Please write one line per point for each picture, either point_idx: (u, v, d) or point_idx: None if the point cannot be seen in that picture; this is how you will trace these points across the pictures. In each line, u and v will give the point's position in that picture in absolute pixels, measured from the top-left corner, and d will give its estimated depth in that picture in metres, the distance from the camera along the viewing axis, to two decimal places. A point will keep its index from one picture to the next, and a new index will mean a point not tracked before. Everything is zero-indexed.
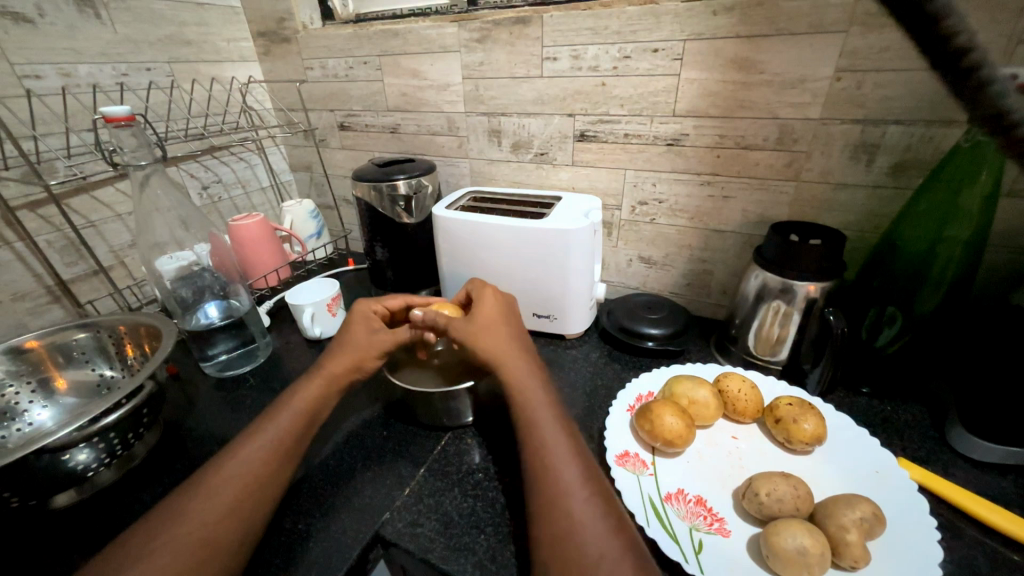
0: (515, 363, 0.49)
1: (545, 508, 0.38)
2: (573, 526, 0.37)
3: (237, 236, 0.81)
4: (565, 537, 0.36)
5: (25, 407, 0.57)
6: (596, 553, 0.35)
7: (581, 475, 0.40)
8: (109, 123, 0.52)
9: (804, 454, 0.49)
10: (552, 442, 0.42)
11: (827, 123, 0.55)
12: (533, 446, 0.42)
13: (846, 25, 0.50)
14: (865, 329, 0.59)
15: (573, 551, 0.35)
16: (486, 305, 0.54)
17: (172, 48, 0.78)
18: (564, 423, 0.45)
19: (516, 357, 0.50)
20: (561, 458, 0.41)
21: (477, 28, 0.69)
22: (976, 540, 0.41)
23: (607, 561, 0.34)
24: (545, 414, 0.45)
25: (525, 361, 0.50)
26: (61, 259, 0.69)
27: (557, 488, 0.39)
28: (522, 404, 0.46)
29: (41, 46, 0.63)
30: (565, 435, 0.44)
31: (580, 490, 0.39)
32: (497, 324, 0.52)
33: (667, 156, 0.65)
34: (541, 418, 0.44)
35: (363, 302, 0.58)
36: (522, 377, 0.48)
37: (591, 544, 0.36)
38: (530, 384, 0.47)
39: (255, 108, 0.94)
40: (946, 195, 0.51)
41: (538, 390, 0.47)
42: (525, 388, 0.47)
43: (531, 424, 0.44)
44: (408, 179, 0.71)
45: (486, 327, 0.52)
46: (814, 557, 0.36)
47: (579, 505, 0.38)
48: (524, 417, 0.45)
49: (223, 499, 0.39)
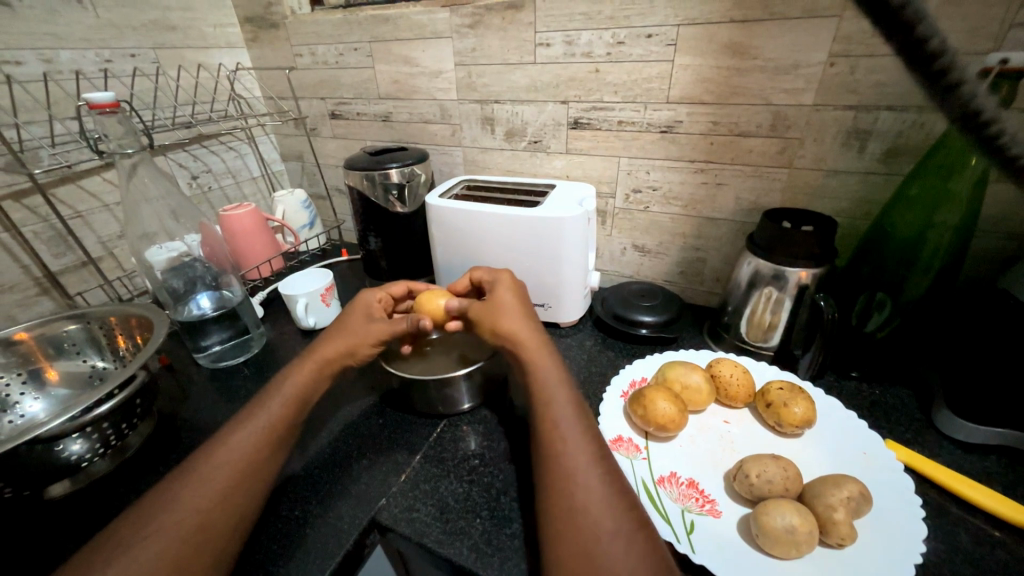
0: (530, 343, 0.49)
1: (557, 484, 0.39)
2: (585, 501, 0.37)
3: (228, 226, 0.80)
4: (576, 512, 0.36)
5: (16, 399, 0.57)
6: (605, 527, 0.35)
7: (593, 454, 0.40)
8: (94, 110, 0.51)
9: (794, 437, 0.50)
10: (566, 420, 0.43)
11: (820, 110, 0.55)
12: (546, 423, 0.43)
13: (839, 10, 0.50)
14: (856, 315, 0.60)
15: (584, 525, 0.36)
16: (499, 289, 0.55)
17: (157, 33, 0.77)
18: (577, 403, 0.45)
19: (532, 339, 0.50)
20: (575, 436, 0.41)
21: (469, 13, 0.68)
22: (960, 518, 0.42)
23: (616, 537, 0.35)
24: (561, 393, 0.45)
25: (542, 343, 0.50)
26: (48, 249, 0.68)
27: (569, 465, 0.39)
28: (536, 383, 0.46)
29: (21, 31, 0.62)
30: (580, 414, 0.44)
31: (592, 467, 0.39)
32: (512, 306, 0.52)
33: (661, 143, 0.65)
34: (558, 398, 0.44)
35: (365, 292, 0.59)
36: (539, 356, 0.48)
37: (602, 519, 0.36)
38: (545, 363, 0.47)
39: (244, 96, 0.93)
40: (936, 179, 0.52)
41: (553, 370, 0.47)
42: (540, 368, 0.47)
43: (547, 401, 0.44)
44: (401, 167, 0.70)
45: (499, 311, 0.52)
46: (802, 535, 0.37)
47: (590, 482, 0.38)
48: (540, 395, 0.45)
49: (217, 484, 0.39)
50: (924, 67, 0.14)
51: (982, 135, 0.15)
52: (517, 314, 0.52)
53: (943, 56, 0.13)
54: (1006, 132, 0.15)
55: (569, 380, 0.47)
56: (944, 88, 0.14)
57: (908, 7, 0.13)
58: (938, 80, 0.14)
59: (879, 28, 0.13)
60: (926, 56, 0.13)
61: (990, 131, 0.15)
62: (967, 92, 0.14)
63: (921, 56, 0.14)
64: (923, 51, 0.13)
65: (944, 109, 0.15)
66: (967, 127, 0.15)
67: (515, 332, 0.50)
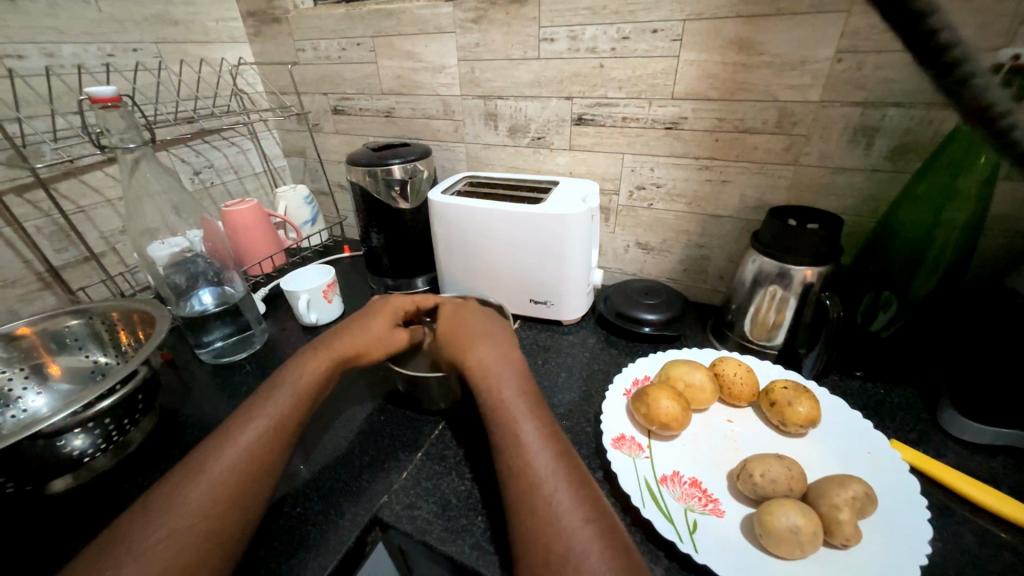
0: (496, 367, 0.49)
1: (523, 501, 0.38)
2: (556, 515, 0.36)
3: (230, 222, 0.80)
4: (546, 527, 0.36)
5: (18, 393, 0.57)
6: (579, 541, 0.35)
7: (560, 467, 0.40)
8: (95, 104, 0.51)
9: (798, 437, 0.49)
10: (531, 434, 0.42)
11: (828, 106, 0.54)
12: (508, 439, 0.42)
13: (848, 4, 0.49)
14: (861, 314, 0.60)
15: (556, 541, 0.35)
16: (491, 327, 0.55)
17: (159, 27, 0.76)
18: (543, 417, 0.45)
19: (501, 364, 0.49)
20: (537, 449, 0.41)
21: (473, 7, 0.67)
22: (966, 518, 0.42)
23: (587, 551, 0.34)
24: (521, 408, 0.45)
25: (512, 360, 0.50)
26: (50, 245, 0.68)
27: (534, 481, 0.39)
28: (496, 400, 0.46)
29: (22, 25, 0.61)
30: (544, 427, 0.43)
31: (560, 481, 0.39)
32: (495, 341, 0.52)
33: (665, 140, 0.65)
34: (519, 414, 0.44)
35: (398, 296, 0.61)
36: (496, 373, 0.48)
37: (568, 535, 0.35)
38: (502, 378, 0.48)
39: (247, 91, 0.92)
40: (944, 177, 0.51)
41: (509, 386, 0.47)
42: (498, 385, 0.47)
43: (508, 417, 0.44)
44: (403, 163, 0.69)
45: (487, 335, 0.53)
46: (805, 535, 0.36)
47: (562, 494, 0.38)
48: (502, 410, 0.44)
49: (225, 487, 0.39)
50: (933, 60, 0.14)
51: (994, 129, 0.15)
52: (509, 343, 0.53)
53: (954, 47, 0.13)
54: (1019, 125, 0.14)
55: (532, 395, 0.47)
56: (955, 83, 0.14)
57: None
58: (949, 74, 0.14)
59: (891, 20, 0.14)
60: (935, 47, 0.14)
61: (1004, 126, 0.14)
62: (977, 86, 0.14)
63: (931, 49, 0.14)
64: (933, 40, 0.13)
65: (955, 106, 0.15)
66: (980, 124, 0.15)
67: (484, 359, 0.49)
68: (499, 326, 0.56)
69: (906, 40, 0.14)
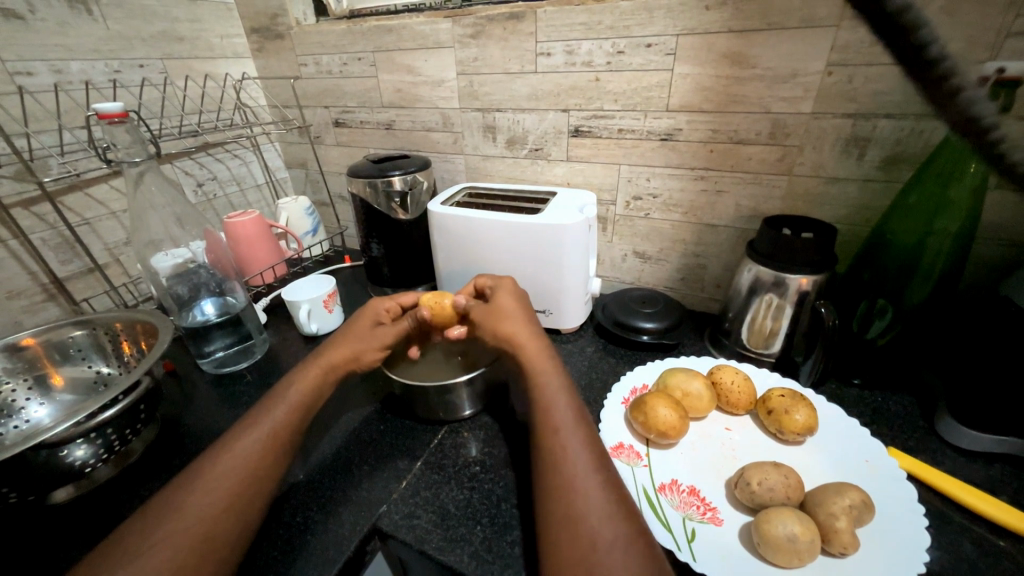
0: (529, 350, 0.49)
1: (558, 491, 0.38)
2: (574, 513, 0.37)
3: (233, 233, 0.81)
4: (579, 518, 0.36)
5: (21, 404, 0.57)
6: (611, 534, 0.35)
7: (593, 460, 0.40)
8: (103, 119, 0.52)
9: (796, 445, 0.50)
10: (558, 430, 0.43)
11: (819, 118, 0.55)
12: (546, 432, 0.43)
13: (836, 20, 0.50)
14: (857, 321, 0.60)
15: (584, 534, 0.35)
16: (497, 295, 0.56)
17: (165, 44, 0.78)
18: (580, 410, 0.45)
19: (530, 346, 0.50)
20: (575, 441, 0.41)
21: (471, 23, 0.69)
22: (964, 526, 0.42)
23: (614, 546, 0.34)
24: (561, 399, 0.45)
25: (538, 345, 0.50)
26: (55, 257, 0.69)
27: (568, 472, 0.39)
28: (539, 388, 0.46)
29: (33, 43, 0.63)
30: (582, 419, 0.44)
31: (594, 474, 0.39)
32: (514, 312, 0.53)
33: (661, 151, 0.66)
34: (557, 405, 0.45)
35: (376, 300, 0.59)
36: (537, 361, 0.48)
37: (600, 528, 0.35)
38: (543, 368, 0.48)
39: (250, 105, 0.94)
40: (936, 187, 0.52)
41: (537, 381, 0.47)
42: (540, 373, 0.47)
43: (547, 409, 0.44)
44: (403, 175, 0.70)
45: (495, 313, 0.53)
46: (803, 544, 0.37)
47: (587, 488, 0.38)
48: (541, 401, 0.45)
49: (223, 490, 0.39)
50: (923, 74, 0.13)
51: (981, 142, 0.14)
52: (518, 317, 0.53)
53: (944, 62, 0.13)
54: (1008, 139, 0.13)
55: (571, 387, 0.47)
56: (944, 96, 0.13)
57: (908, 13, 0.12)
58: (938, 88, 0.13)
59: (877, 34, 0.13)
60: (926, 62, 0.13)
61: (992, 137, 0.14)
62: (967, 100, 0.13)
63: (920, 63, 0.13)
64: (923, 57, 0.13)
65: (942, 116, 0.14)
66: (967, 136, 0.14)
67: (511, 337, 0.51)
68: (509, 297, 0.56)
69: (894, 52, 0.13)
